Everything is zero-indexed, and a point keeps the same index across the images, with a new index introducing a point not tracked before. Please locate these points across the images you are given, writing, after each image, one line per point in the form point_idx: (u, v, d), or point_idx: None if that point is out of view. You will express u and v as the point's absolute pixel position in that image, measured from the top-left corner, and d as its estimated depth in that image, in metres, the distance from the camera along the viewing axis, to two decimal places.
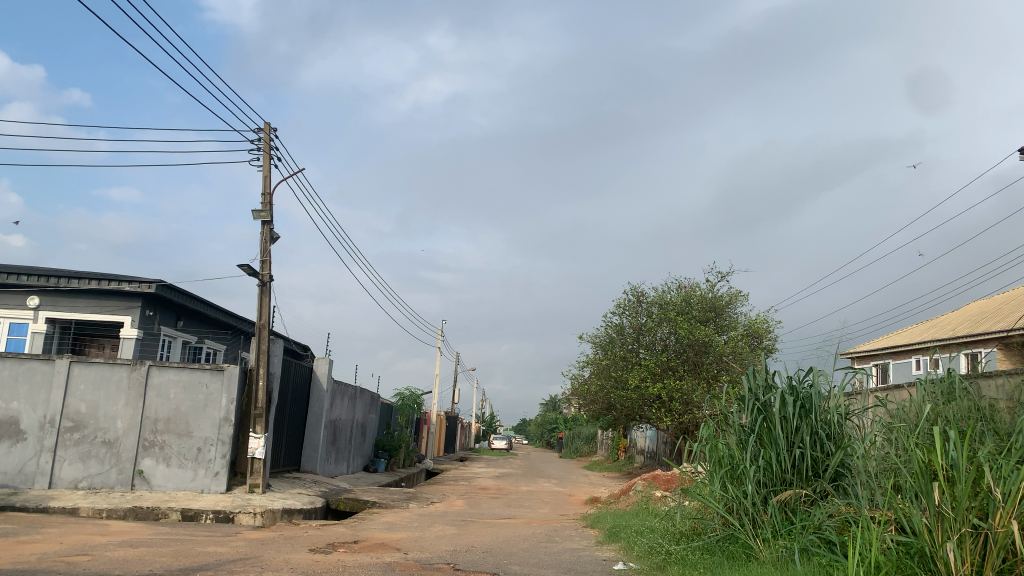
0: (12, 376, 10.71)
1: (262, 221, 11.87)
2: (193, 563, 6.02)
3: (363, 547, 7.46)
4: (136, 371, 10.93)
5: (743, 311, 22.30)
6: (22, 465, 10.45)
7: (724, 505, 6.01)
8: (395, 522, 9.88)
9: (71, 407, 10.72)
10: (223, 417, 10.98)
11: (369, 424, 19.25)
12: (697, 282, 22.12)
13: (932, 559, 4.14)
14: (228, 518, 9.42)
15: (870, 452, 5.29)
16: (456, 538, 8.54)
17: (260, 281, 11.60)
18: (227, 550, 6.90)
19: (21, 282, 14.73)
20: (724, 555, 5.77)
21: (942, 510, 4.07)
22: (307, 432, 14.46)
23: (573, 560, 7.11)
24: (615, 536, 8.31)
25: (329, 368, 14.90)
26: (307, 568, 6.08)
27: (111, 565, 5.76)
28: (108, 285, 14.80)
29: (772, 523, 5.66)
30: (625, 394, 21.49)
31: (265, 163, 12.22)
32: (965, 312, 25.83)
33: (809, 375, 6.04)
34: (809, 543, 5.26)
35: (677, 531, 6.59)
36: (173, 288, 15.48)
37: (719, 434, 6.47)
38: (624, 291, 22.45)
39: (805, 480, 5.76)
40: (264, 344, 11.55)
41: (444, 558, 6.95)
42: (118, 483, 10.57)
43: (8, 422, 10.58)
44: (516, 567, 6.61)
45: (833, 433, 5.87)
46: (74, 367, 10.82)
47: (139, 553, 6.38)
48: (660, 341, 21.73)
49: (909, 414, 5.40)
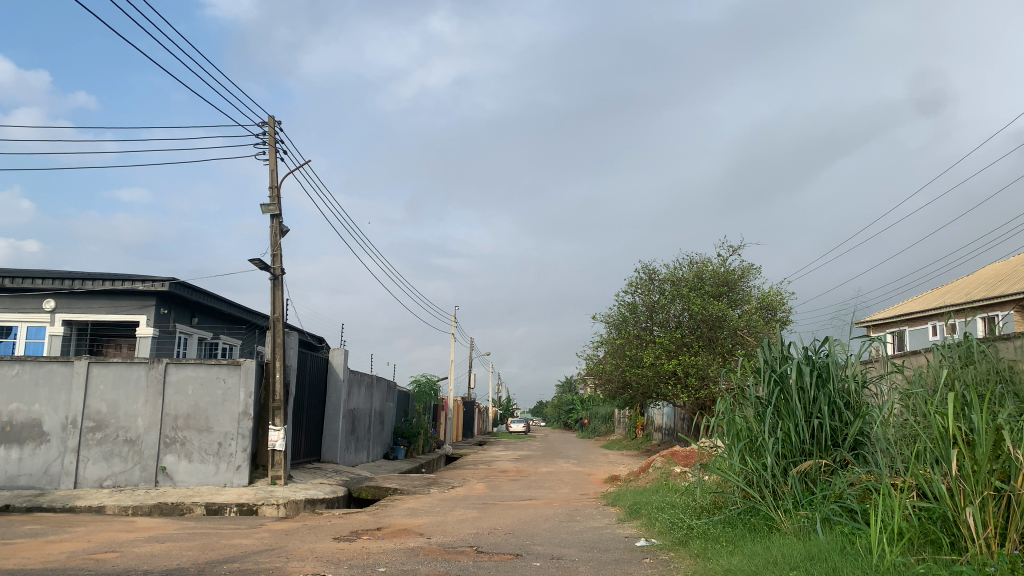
0: (31, 378, 10.82)
1: (271, 215, 11.90)
2: (220, 557, 6.07)
3: (386, 534, 7.52)
4: (153, 369, 11.01)
5: (756, 285, 22.18)
6: (47, 465, 10.58)
7: (744, 478, 5.99)
8: (417, 508, 9.92)
9: (92, 407, 10.82)
10: (242, 411, 11.06)
11: (387, 412, 19.37)
12: (708, 257, 22.05)
13: (955, 523, 4.12)
14: (251, 510, 9.53)
15: (889, 420, 5.26)
16: (477, 522, 8.56)
17: (272, 275, 11.66)
18: (252, 541, 6.99)
19: (36, 286, 14.83)
20: (746, 528, 5.78)
21: (964, 474, 4.06)
22: (326, 422, 14.54)
23: (594, 538, 7.14)
24: (636, 513, 8.36)
25: (345, 359, 14.99)
26: (331, 557, 6.11)
27: (139, 561, 5.82)
28: (122, 285, 14.86)
29: (793, 494, 5.65)
30: (640, 372, 21.50)
31: (271, 156, 12.22)
32: (979, 276, 25.55)
33: (825, 345, 6.03)
34: (831, 512, 5.27)
35: (698, 506, 6.60)
36: (186, 285, 15.51)
37: (737, 408, 6.42)
38: (635, 270, 22.38)
39: (825, 450, 5.75)
40: (279, 337, 11.63)
41: (468, 541, 6.99)
42: (142, 480, 10.68)
43: (31, 425, 10.70)
44: (539, 548, 6.64)
45: (850, 403, 5.86)
46: (93, 368, 10.91)
47: (166, 548, 6.46)
48: (674, 318, 21.65)
49: (926, 379, 5.35)
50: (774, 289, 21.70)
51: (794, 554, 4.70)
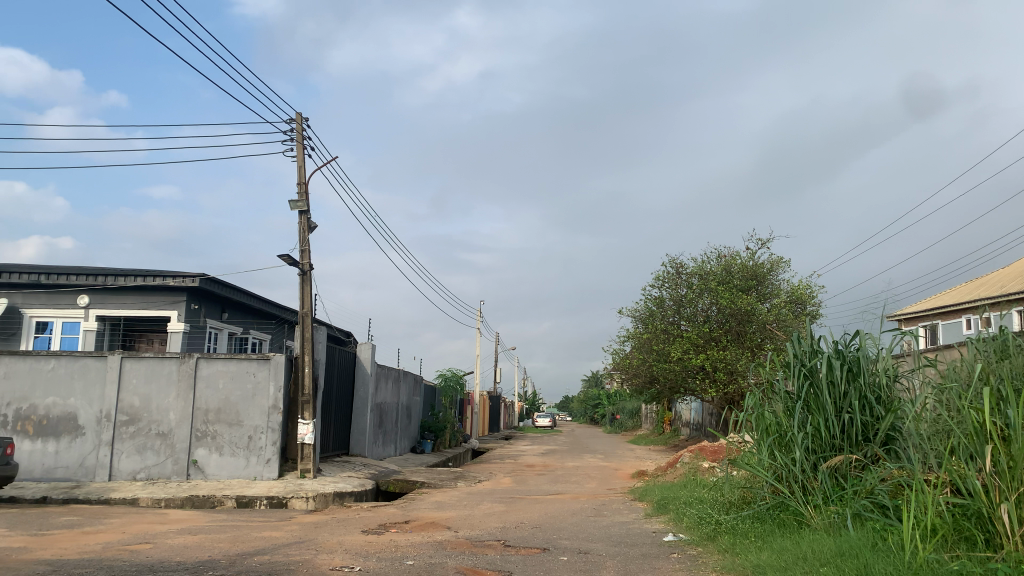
0: (67, 372, 11.03)
1: (299, 212, 12.00)
2: (251, 549, 6.15)
3: (414, 527, 7.57)
4: (185, 364, 11.17)
5: (785, 278, 21.94)
6: (82, 458, 10.80)
7: (773, 473, 5.93)
8: (444, 501, 9.97)
9: (125, 401, 11.00)
10: (272, 405, 11.16)
11: (414, 406, 19.46)
12: (736, 251, 21.84)
13: (991, 520, 4.05)
14: (281, 503, 9.63)
15: (922, 414, 5.18)
16: (504, 516, 8.59)
17: (300, 270, 11.77)
18: (282, 534, 7.06)
19: (71, 282, 15.13)
20: (775, 524, 5.74)
21: (1000, 470, 3.99)
22: (354, 416, 14.66)
23: (622, 533, 7.12)
24: (664, 508, 8.31)
25: (372, 353, 15.06)
26: (360, 549, 6.16)
27: (172, 553, 5.92)
28: (153, 281, 15.09)
29: (823, 490, 5.59)
30: (667, 367, 21.39)
31: (299, 153, 12.33)
32: (1015, 268, 25.01)
33: (855, 339, 5.95)
34: (862, 508, 5.21)
35: (727, 501, 6.56)
36: (216, 280, 15.70)
37: (766, 402, 6.36)
38: (662, 264, 22.24)
39: (855, 445, 5.69)
40: (307, 331, 11.72)
41: (495, 535, 7.01)
42: (174, 473, 10.85)
43: (67, 418, 10.92)
44: (567, 542, 6.65)
45: (882, 397, 5.78)
46: (126, 362, 11.09)
47: (198, 540, 6.55)
48: (702, 312, 21.48)
49: (960, 373, 5.26)
50: (805, 282, 21.45)
51: (825, 550, 4.65)
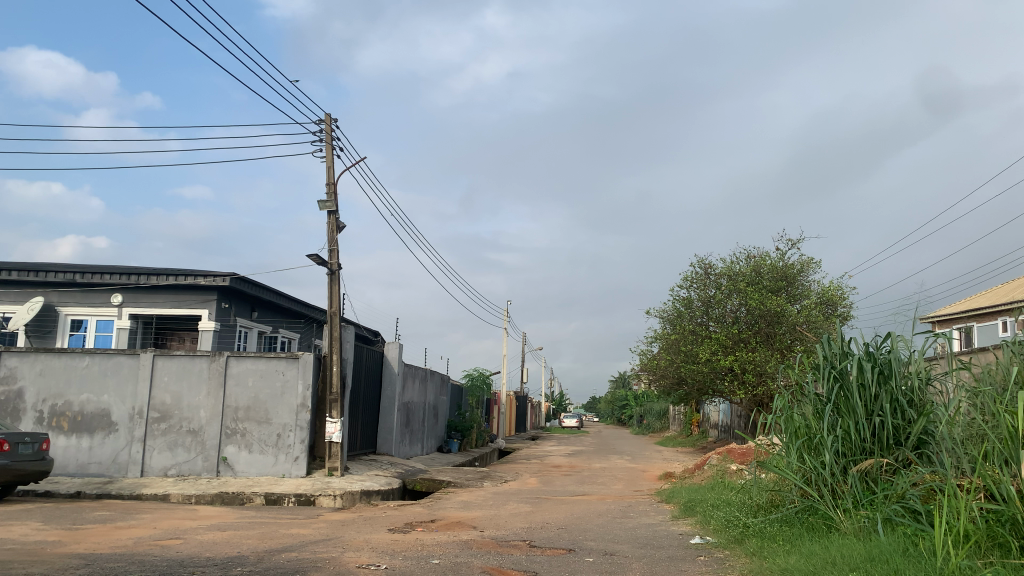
0: (101, 370, 11.24)
1: (328, 211, 12.10)
2: (279, 545, 6.21)
3: (439, 526, 7.59)
4: (215, 362, 11.32)
5: (816, 279, 21.67)
6: (115, 454, 10.99)
7: (802, 476, 5.86)
8: (471, 501, 9.97)
9: (157, 398, 11.17)
10: (300, 403, 11.23)
11: (440, 405, 19.51)
12: (766, 251, 21.61)
13: None
14: (308, 500, 9.70)
15: (955, 418, 5.08)
16: (530, 516, 8.58)
17: (329, 269, 11.86)
18: (308, 531, 7.12)
19: (105, 281, 15.41)
20: (804, 527, 5.67)
21: None
22: (381, 415, 14.75)
23: (648, 535, 7.08)
24: (691, 511, 8.25)
25: (399, 352, 15.13)
26: (386, 547, 6.19)
27: (201, 548, 6.00)
28: (185, 280, 15.31)
29: (853, 493, 5.51)
30: (695, 368, 21.24)
31: (328, 153, 12.43)
32: None
33: (887, 341, 5.86)
34: (892, 512, 5.13)
35: (754, 504, 6.49)
36: (246, 280, 15.89)
37: (795, 404, 6.29)
38: (691, 264, 22.08)
39: (886, 448, 5.60)
40: (335, 330, 11.80)
41: (521, 535, 7.01)
42: (204, 470, 10.99)
43: (101, 415, 11.12)
44: (592, 543, 6.63)
45: (914, 400, 5.69)
46: (158, 360, 11.26)
47: (227, 536, 6.63)
48: (730, 313, 21.29)
49: (995, 377, 5.15)
50: (836, 283, 21.17)
51: (855, 555, 4.57)
